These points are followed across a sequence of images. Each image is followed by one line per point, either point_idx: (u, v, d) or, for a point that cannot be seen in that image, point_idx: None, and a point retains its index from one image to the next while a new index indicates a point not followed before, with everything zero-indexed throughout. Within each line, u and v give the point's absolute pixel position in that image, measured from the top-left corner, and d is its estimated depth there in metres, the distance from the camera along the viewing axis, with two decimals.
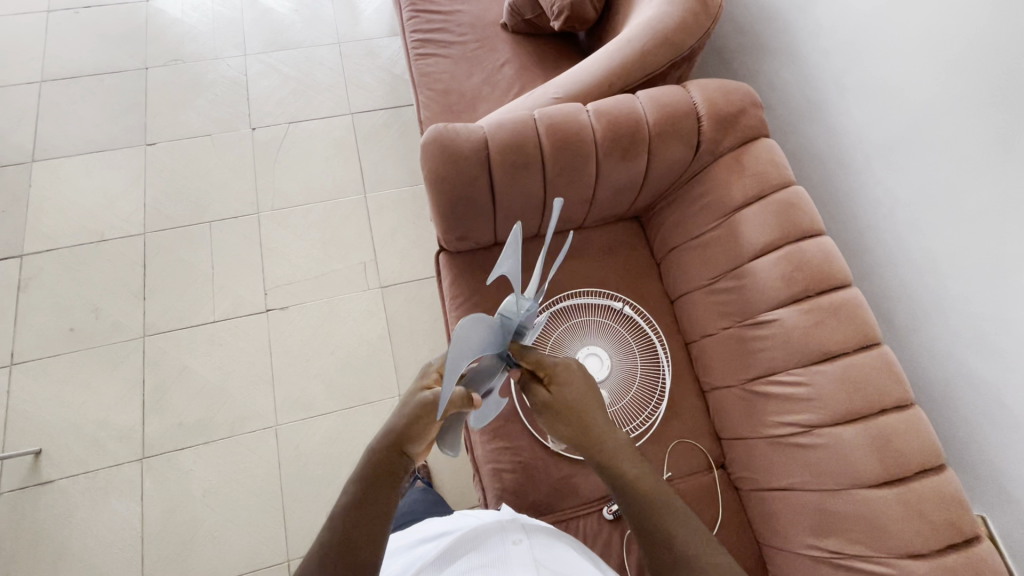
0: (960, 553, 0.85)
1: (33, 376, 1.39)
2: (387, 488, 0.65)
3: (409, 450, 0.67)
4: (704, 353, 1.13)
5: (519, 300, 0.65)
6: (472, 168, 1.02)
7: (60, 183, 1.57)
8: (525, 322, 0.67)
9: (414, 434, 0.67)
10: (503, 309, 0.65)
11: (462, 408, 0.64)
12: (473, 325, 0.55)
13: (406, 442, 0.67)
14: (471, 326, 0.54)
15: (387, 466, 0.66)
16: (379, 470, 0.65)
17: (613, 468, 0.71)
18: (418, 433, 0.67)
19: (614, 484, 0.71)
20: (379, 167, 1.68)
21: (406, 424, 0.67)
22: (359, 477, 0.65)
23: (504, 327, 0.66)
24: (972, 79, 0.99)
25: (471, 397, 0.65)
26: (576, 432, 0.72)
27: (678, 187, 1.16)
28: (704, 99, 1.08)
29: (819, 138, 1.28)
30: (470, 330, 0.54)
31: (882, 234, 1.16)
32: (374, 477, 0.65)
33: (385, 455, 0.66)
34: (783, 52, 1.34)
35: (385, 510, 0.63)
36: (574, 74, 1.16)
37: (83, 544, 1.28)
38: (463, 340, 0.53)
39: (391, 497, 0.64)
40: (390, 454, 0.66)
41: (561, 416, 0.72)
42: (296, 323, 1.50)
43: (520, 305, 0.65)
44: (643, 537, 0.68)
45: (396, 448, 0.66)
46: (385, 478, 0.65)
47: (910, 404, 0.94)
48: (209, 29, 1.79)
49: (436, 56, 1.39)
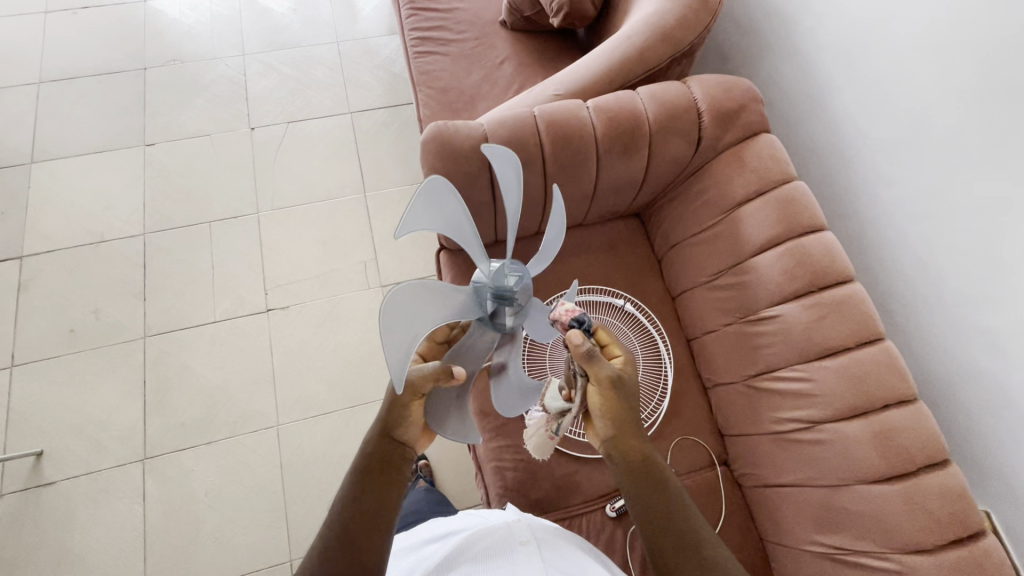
0: (965, 548, 0.85)
1: (34, 378, 1.39)
2: (385, 482, 0.64)
3: (399, 437, 0.66)
4: (706, 349, 1.13)
5: (486, 263, 0.66)
6: (472, 166, 1.02)
7: (59, 184, 1.57)
8: (503, 287, 0.66)
9: (401, 419, 0.66)
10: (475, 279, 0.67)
11: (440, 381, 0.64)
12: (426, 296, 0.58)
13: (393, 429, 0.66)
14: (421, 295, 0.58)
15: (381, 457, 0.65)
16: (372, 463, 0.65)
17: (650, 465, 0.69)
18: (399, 417, 0.66)
19: (645, 480, 0.68)
20: (379, 166, 1.68)
21: (387, 410, 0.66)
22: (353, 474, 0.65)
23: (479, 294, 0.66)
24: (973, 73, 0.99)
25: (450, 369, 0.64)
26: (631, 416, 0.69)
27: (679, 184, 1.16)
28: (705, 94, 1.08)
29: (820, 134, 1.27)
30: (419, 308, 0.58)
31: (883, 229, 1.15)
32: (367, 471, 0.65)
33: (376, 447, 0.66)
34: (783, 48, 1.34)
35: (383, 504, 0.63)
36: (574, 70, 1.15)
37: (84, 545, 1.27)
38: (408, 317, 0.57)
39: (388, 488, 0.64)
40: (381, 445, 0.66)
41: (625, 396, 0.69)
42: (297, 323, 1.49)
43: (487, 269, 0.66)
44: (665, 536, 0.65)
45: (386, 437, 0.66)
46: (379, 468, 0.65)
47: (913, 399, 0.93)
48: (208, 30, 1.78)
49: (434, 53, 1.39)
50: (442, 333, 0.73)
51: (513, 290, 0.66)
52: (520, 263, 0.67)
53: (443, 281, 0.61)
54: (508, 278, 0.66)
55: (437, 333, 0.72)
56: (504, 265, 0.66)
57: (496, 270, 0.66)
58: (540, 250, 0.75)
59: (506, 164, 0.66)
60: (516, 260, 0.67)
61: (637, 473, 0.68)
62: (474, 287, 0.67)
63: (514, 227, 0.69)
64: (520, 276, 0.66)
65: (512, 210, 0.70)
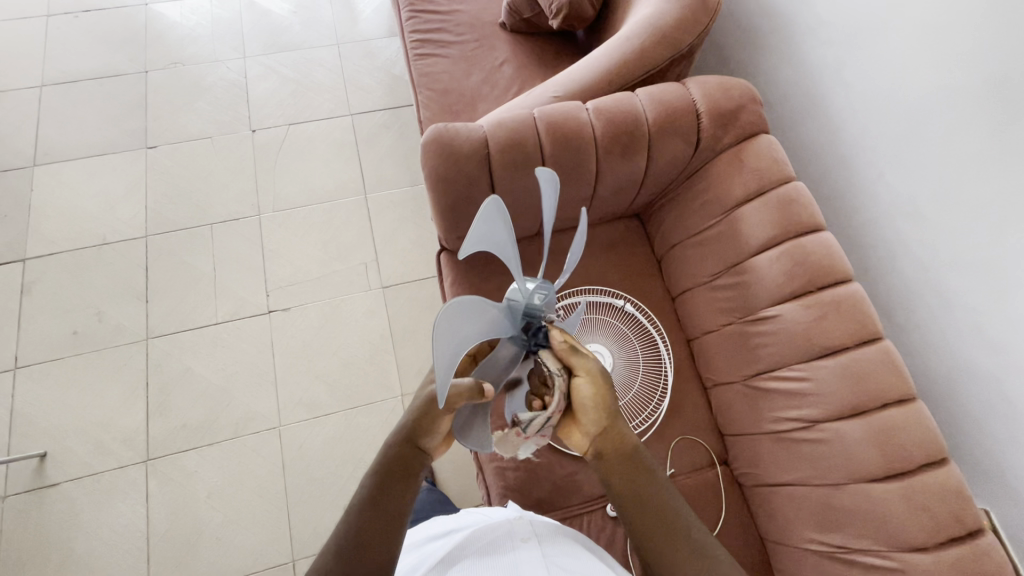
0: (964, 546, 0.85)
1: (37, 380, 1.40)
2: (403, 486, 0.65)
3: (424, 445, 0.67)
4: (706, 349, 1.13)
5: (522, 281, 0.65)
6: (472, 168, 1.03)
7: (61, 187, 1.58)
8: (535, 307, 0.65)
9: (428, 427, 0.67)
10: (509, 295, 0.66)
11: (472, 399, 0.63)
12: (470, 307, 0.54)
13: (418, 437, 0.67)
14: (464, 311, 0.53)
15: (403, 462, 0.66)
16: (392, 468, 0.66)
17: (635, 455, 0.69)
18: (428, 426, 0.67)
19: (629, 470, 0.68)
20: (379, 167, 1.68)
21: (417, 418, 0.67)
22: (373, 475, 0.66)
23: (512, 311, 0.65)
24: (972, 73, 0.99)
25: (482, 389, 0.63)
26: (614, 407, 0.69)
27: (679, 184, 1.16)
28: (704, 95, 1.08)
29: (819, 134, 1.28)
30: (463, 319, 0.53)
31: (882, 228, 1.16)
32: (387, 475, 0.65)
33: (400, 452, 0.67)
34: (781, 48, 1.34)
35: (399, 506, 0.64)
36: (574, 72, 1.16)
37: (89, 547, 1.28)
38: (454, 327, 0.52)
39: (405, 493, 0.65)
40: (403, 450, 0.67)
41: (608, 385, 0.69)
42: (298, 324, 1.50)
43: (523, 288, 0.65)
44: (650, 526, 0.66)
45: (409, 443, 0.67)
46: (400, 473, 0.66)
47: (912, 398, 0.94)
48: (208, 32, 1.79)
49: (434, 56, 1.39)
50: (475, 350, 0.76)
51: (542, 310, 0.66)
52: (551, 284, 0.67)
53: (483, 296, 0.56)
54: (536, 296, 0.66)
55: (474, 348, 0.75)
56: (539, 285, 0.66)
57: (528, 290, 0.65)
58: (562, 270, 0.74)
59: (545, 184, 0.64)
60: (547, 280, 0.67)
61: (622, 465, 0.69)
62: (507, 305, 0.65)
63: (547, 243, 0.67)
64: (550, 296, 0.67)
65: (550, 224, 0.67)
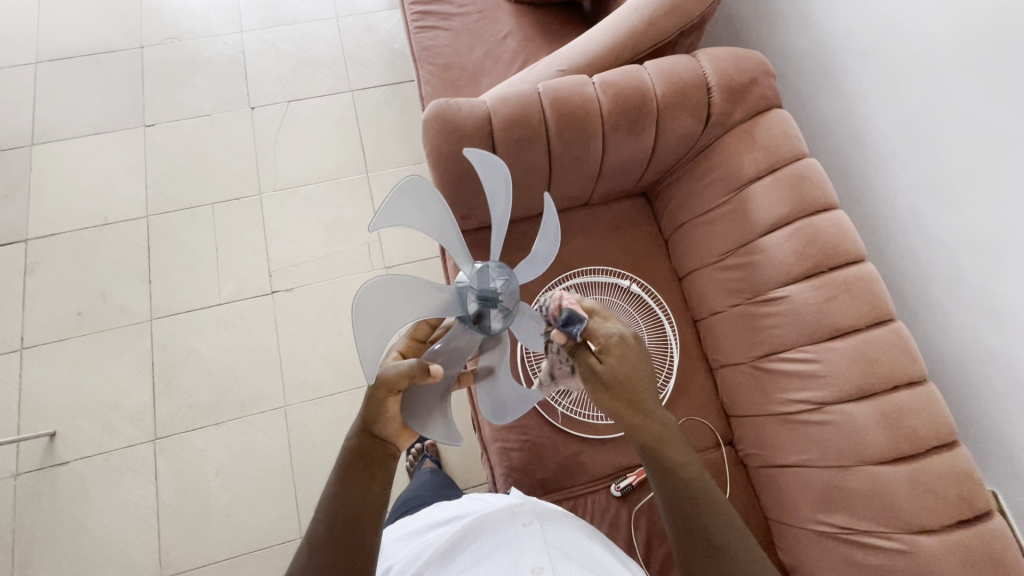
0: (970, 530, 0.84)
1: (44, 361, 1.40)
2: (369, 479, 0.63)
3: (381, 434, 0.65)
4: (712, 330, 1.12)
5: (471, 266, 0.69)
6: (473, 144, 1.00)
7: (61, 166, 1.56)
8: (487, 289, 0.68)
9: (377, 416, 0.64)
10: (460, 279, 0.70)
11: (416, 378, 0.64)
12: (401, 292, 0.60)
13: (372, 425, 0.64)
14: (389, 292, 0.59)
15: (364, 452, 0.64)
16: (355, 459, 0.64)
17: (658, 452, 0.67)
18: (377, 415, 0.64)
19: (657, 469, 0.67)
20: (380, 146, 1.65)
21: (365, 407, 0.64)
22: (338, 469, 0.64)
23: (462, 294, 0.69)
24: (991, 44, 0.95)
25: (427, 367, 0.65)
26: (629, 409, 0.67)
27: (687, 162, 1.13)
28: (715, 68, 1.04)
29: (833, 109, 1.23)
30: (398, 296, 0.60)
31: (896, 206, 1.12)
32: (352, 468, 0.64)
33: (360, 442, 0.65)
34: (796, 18, 1.29)
35: (369, 498, 0.62)
36: (579, 43, 1.12)
37: (101, 523, 1.30)
38: (383, 304, 0.59)
39: (373, 483, 0.63)
40: (361, 441, 0.65)
41: (616, 390, 0.66)
42: (301, 304, 1.49)
43: (474, 270, 0.68)
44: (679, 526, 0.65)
45: (367, 433, 0.65)
46: (364, 463, 0.64)
47: (923, 379, 0.92)
48: (203, 5, 1.74)
49: (436, 28, 1.35)
50: (424, 331, 0.73)
51: (496, 293, 0.68)
52: (505, 265, 0.69)
53: (417, 280, 0.62)
54: (494, 280, 0.68)
55: (419, 331, 0.72)
56: (493, 265, 0.68)
57: (480, 271, 0.68)
58: (530, 255, 0.75)
59: (499, 178, 0.69)
60: (504, 263, 0.69)
61: (650, 464, 0.68)
62: (456, 287, 0.69)
63: (500, 234, 0.71)
64: (509, 283, 0.69)
65: (498, 220, 0.71)
